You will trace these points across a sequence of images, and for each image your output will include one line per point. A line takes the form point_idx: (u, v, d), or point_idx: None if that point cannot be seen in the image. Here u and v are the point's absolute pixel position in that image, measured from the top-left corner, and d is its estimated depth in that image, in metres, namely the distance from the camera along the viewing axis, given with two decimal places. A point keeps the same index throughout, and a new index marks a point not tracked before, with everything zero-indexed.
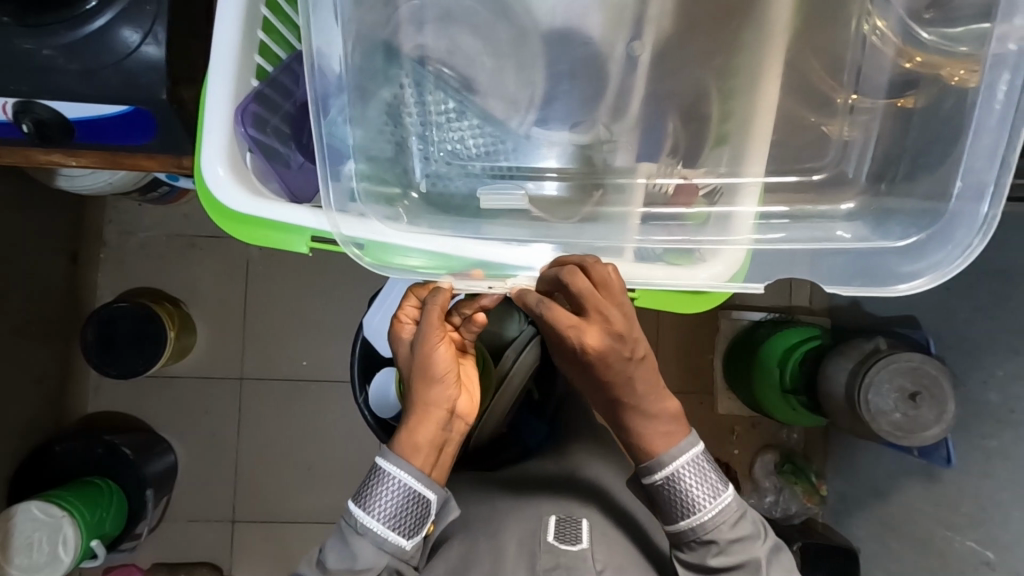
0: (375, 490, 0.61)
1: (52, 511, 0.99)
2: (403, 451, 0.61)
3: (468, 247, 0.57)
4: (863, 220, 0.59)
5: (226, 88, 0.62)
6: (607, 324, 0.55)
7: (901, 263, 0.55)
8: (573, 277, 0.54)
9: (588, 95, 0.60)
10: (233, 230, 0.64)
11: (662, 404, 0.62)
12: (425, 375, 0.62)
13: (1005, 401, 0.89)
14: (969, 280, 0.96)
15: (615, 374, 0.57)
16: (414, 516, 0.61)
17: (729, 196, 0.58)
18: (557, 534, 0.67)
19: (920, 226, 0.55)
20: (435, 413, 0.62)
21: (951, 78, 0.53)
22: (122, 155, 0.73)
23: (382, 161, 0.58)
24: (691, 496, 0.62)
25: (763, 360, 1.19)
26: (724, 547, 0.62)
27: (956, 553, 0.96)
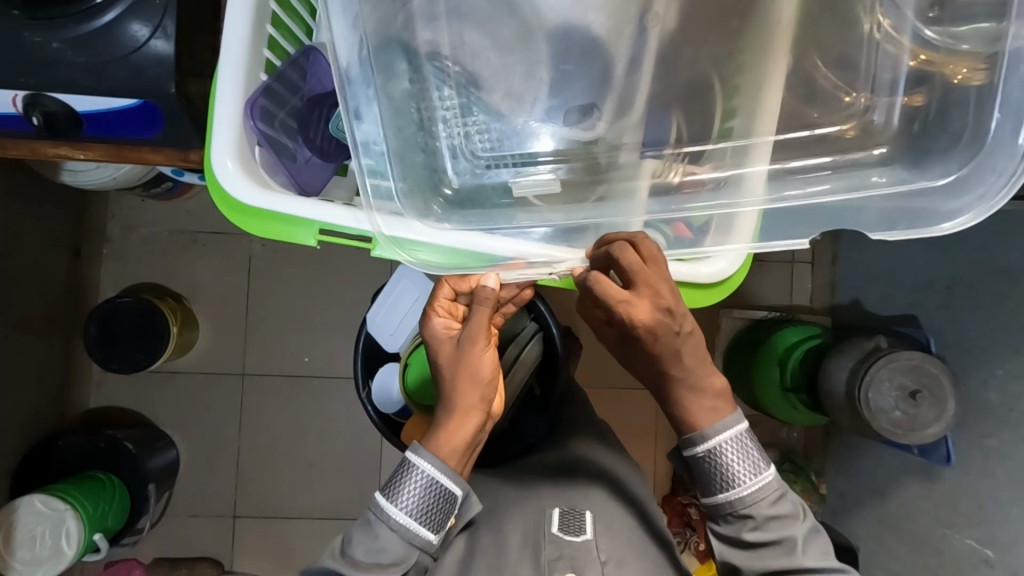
0: (403, 483, 0.62)
1: (55, 505, 1.00)
2: (437, 445, 0.63)
3: (492, 242, 0.61)
4: (901, 164, 0.58)
5: (235, 83, 0.62)
6: (657, 298, 0.57)
7: (946, 200, 0.55)
8: (624, 252, 0.57)
9: (595, 94, 0.61)
10: (244, 223, 0.65)
11: (708, 378, 0.63)
12: (468, 372, 0.64)
13: (1005, 400, 0.89)
14: (969, 279, 0.96)
15: (662, 349, 0.59)
16: (440, 511, 0.63)
17: (734, 188, 0.59)
18: (561, 526, 0.67)
19: (962, 160, 0.54)
20: (473, 408, 0.64)
21: (955, 76, 0.54)
22: (128, 149, 0.74)
23: (400, 155, 0.58)
24: (732, 470, 0.62)
25: (762, 358, 1.20)
26: (761, 523, 0.63)
27: (955, 551, 0.96)
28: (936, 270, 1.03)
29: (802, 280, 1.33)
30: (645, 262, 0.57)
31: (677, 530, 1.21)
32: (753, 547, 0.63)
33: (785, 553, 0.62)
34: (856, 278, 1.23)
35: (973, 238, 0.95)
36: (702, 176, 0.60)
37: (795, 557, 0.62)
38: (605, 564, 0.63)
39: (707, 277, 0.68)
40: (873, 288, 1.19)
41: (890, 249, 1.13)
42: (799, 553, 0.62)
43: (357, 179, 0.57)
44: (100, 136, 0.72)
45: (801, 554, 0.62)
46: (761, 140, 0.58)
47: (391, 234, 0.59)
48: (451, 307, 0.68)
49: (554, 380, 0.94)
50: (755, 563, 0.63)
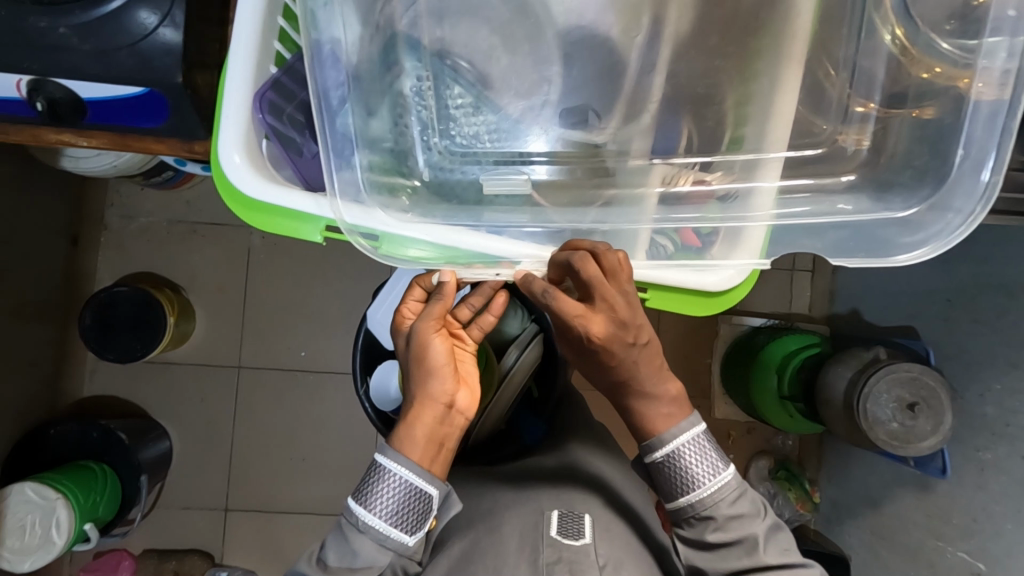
0: (376, 487, 0.60)
1: (46, 494, 0.98)
2: (401, 443, 0.61)
3: (480, 239, 0.59)
4: (863, 192, 0.59)
5: (242, 74, 0.62)
6: (612, 311, 0.57)
7: (903, 234, 0.56)
8: (584, 264, 0.55)
9: (607, 98, 0.60)
10: (249, 218, 0.64)
11: (664, 386, 0.63)
12: (426, 363, 0.62)
13: (1002, 414, 0.89)
14: (970, 293, 0.97)
15: (621, 361, 0.59)
16: (413, 512, 0.61)
17: (743, 201, 0.58)
18: (560, 528, 0.68)
19: (919, 197, 0.56)
20: (433, 400, 0.61)
21: (966, 89, 0.52)
22: (132, 138, 0.73)
23: (397, 152, 0.59)
24: (692, 472, 0.62)
25: (759, 366, 1.20)
26: (722, 523, 0.62)
27: (946, 564, 0.97)
28: (936, 283, 1.03)
29: (802, 288, 1.33)
30: (604, 274, 0.56)
31: None
32: (714, 549, 0.63)
33: (747, 552, 0.62)
34: (856, 288, 1.23)
35: (975, 252, 0.95)
36: (714, 187, 0.59)
37: (756, 556, 0.62)
38: (602, 568, 0.64)
39: (714, 285, 0.67)
40: (872, 299, 1.19)
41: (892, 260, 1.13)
42: (769, 560, 0.62)
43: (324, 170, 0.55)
44: (103, 125, 0.71)
45: (762, 551, 0.62)
46: (772, 155, 0.59)
47: (356, 224, 0.56)
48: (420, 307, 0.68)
49: (552, 381, 0.94)
50: (718, 565, 0.63)
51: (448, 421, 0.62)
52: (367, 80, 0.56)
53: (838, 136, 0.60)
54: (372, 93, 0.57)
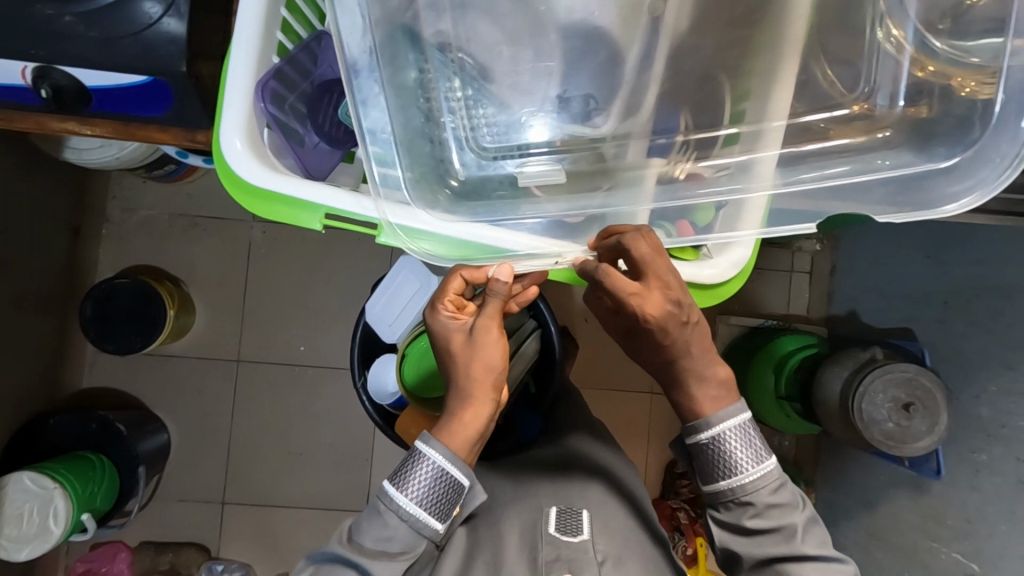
0: (411, 472, 0.61)
1: (43, 483, 0.99)
2: (448, 435, 0.61)
3: (499, 234, 0.62)
4: (905, 147, 0.57)
5: (246, 63, 0.62)
6: (666, 290, 0.58)
7: (950, 183, 0.55)
8: (637, 243, 0.57)
9: (608, 92, 0.60)
10: (252, 206, 0.64)
11: (712, 368, 0.63)
12: (475, 354, 0.62)
13: (997, 415, 0.90)
14: (965, 295, 0.97)
15: (673, 341, 0.60)
16: (448, 500, 0.62)
17: (740, 180, 0.59)
18: (559, 526, 0.67)
19: (965, 144, 0.54)
20: (482, 389, 0.62)
21: (962, 89, 0.54)
22: (135, 127, 0.74)
23: (408, 145, 0.59)
24: (735, 458, 0.62)
25: (759, 362, 1.21)
26: (761, 510, 0.63)
27: (940, 565, 0.97)
28: (932, 285, 1.04)
29: (800, 289, 1.34)
30: (655, 254, 0.58)
31: (666, 533, 1.21)
32: (752, 534, 0.63)
33: (785, 540, 0.62)
34: (854, 289, 1.24)
35: (970, 254, 0.96)
36: (709, 178, 0.59)
37: (793, 545, 0.62)
38: (602, 565, 0.64)
39: (708, 278, 0.68)
40: (869, 300, 1.19)
41: (890, 262, 1.13)
42: (795, 542, 0.62)
43: (364, 166, 0.58)
44: (106, 113, 0.72)
45: (799, 540, 0.62)
46: (767, 155, 0.59)
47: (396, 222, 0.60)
48: (457, 299, 0.67)
49: (550, 379, 0.94)
50: (754, 550, 0.63)
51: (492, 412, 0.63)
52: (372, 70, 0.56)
53: (831, 132, 0.60)
54: (387, 83, 0.57)
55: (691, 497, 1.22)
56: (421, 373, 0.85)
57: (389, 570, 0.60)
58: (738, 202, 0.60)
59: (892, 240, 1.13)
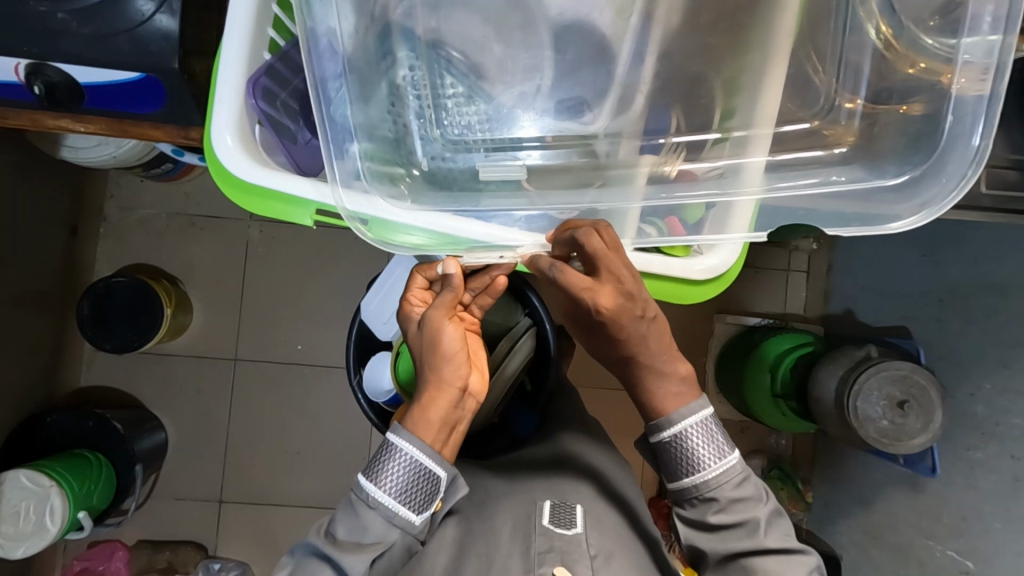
0: (386, 463, 0.60)
1: (40, 481, 0.99)
2: (415, 426, 0.61)
3: (464, 224, 0.62)
4: (857, 164, 0.59)
5: (236, 59, 0.62)
6: (618, 284, 0.57)
7: (897, 202, 0.56)
8: (588, 238, 0.57)
9: (599, 89, 0.60)
10: (247, 203, 0.65)
11: (674, 365, 0.62)
12: (435, 344, 0.62)
13: (992, 413, 0.90)
14: (960, 293, 0.97)
15: (628, 336, 0.59)
16: (422, 492, 0.61)
17: (730, 180, 0.59)
18: (553, 519, 0.68)
19: (914, 162, 0.56)
20: (443, 378, 0.62)
21: (952, 86, 0.52)
22: (129, 123, 0.74)
23: (392, 143, 0.59)
24: (697, 455, 0.62)
25: (753, 365, 1.21)
26: (725, 505, 0.63)
27: (936, 562, 0.97)
28: (928, 284, 1.04)
29: (797, 288, 1.34)
30: (608, 248, 0.57)
31: (663, 531, 1.21)
32: (716, 529, 0.63)
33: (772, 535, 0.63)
34: (850, 288, 1.24)
35: (966, 252, 0.96)
36: (699, 179, 0.59)
37: (757, 538, 0.62)
38: (594, 559, 0.64)
39: (698, 275, 0.69)
40: (866, 299, 1.19)
41: (886, 261, 1.13)
42: (760, 536, 0.62)
43: (326, 160, 0.56)
44: (101, 109, 0.72)
45: (763, 534, 0.62)
46: (756, 158, 0.59)
47: (357, 211, 0.57)
48: (425, 294, 0.69)
49: (545, 376, 0.94)
50: (718, 546, 0.63)
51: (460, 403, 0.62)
52: (359, 68, 0.57)
53: (826, 132, 0.60)
54: (358, 84, 0.57)
55: None
56: (415, 368, 0.86)
57: (359, 563, 0.59)
58: (726, 203, 0.60)
59: (888, 239, 1.13)
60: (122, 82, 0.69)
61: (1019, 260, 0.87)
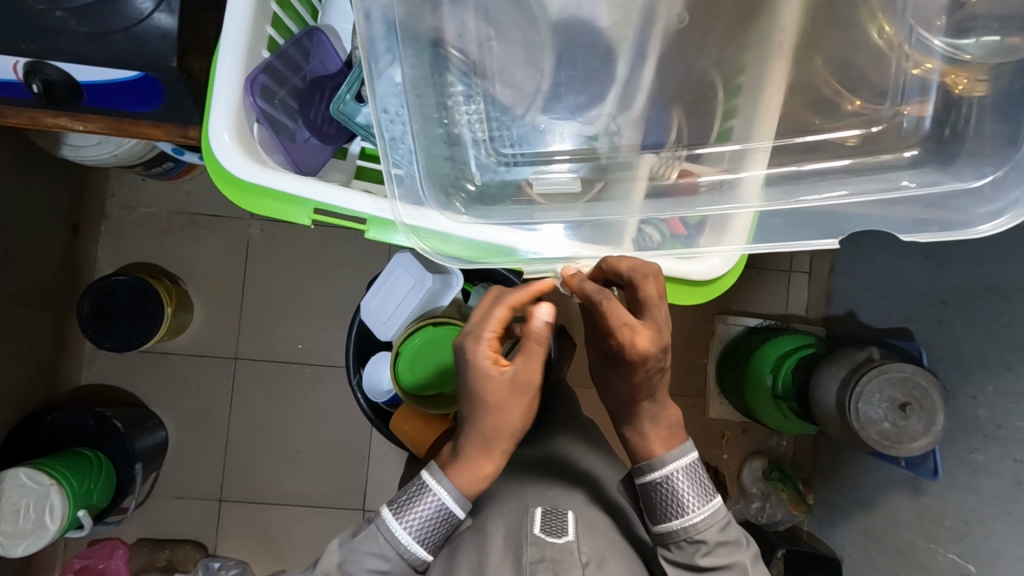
0: (414, 505, 0.63)
1: (40, 479, 0.99)
2: (457, 474, 0.63)
3: (515, 237, 0.61)
4: (930, 166, 0.57)
5: (235, 56, 0.62)
6: (656, 332, 0.56)
7: (979, 204, 0.55)
8: (644, 281, 0.57)
9: (597, 88, 0.60)
10: (240, 200, 0.65)
11: (664, 413, 0.63)
12: (509, 406, 0.61)
13: (994, 416, 0.89)
14: (962, 295, 0.97)
15: (643, 381, 0.59)
16: (443, 535, 0.65)
17: (728, 193, 0.58)
18: (544, 526, 0.67)
19: (996, 162, 0.54)
20: (504, 437, 0.63)
21: (955, 86, 0.55)
22: (128, 123, 0.74)
23: (428, 144, 0.59)
24: (684, 497, 0.62)
25: (755, 365, 1.20)
26: (712, 548, 0.62)
27: (937, 566, 0.97)
28: (930, 285, 1.04)
29: (798, 289, 1.35)
30: (656, 295, 0.58)
31: None
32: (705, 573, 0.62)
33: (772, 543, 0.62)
34: (851, 290, 1.23)
35: (968, 253, 0.96)
36: (701, 191, 0.59)
37: None
38: (586, 566, 0.64)
39: (699, 275, 0.68)
40: (868, 300, 1.19)
41: (887, 261, 1.13)
42: None
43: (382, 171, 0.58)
44: (99, 108, 0.72)
45: None
46: (760, 145, 0.58)
47: (414, 224, 0.59)
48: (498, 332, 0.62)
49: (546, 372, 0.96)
50: None
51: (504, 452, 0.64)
52: (400, 53, 0.56)
53: (826, 130, 0.59)
54: (408, 47, 0.56)
55: None
56: (415, 374, 0.84)
57: None
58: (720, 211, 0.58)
59: (891, 240, 1.13)
60: (121, 80, 0.69)
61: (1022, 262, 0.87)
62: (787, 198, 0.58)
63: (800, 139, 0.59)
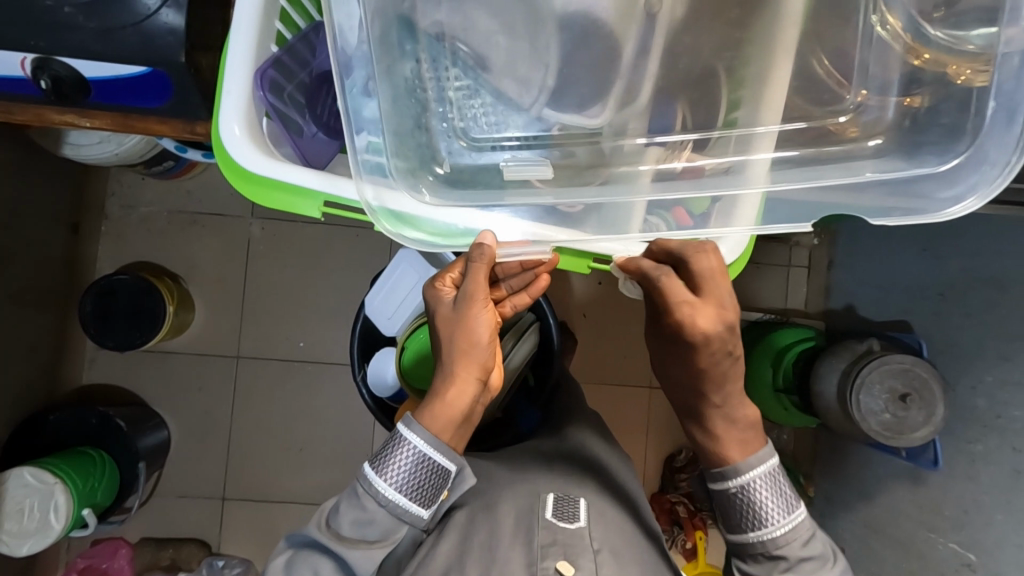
0: (393, 455, 0.61)
1: (43, 478, 0.99)
2: (429, 419, 0.61)
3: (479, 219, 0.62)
4: (896, 154, 0.58)
5: (247, 46, 0.63)
6: (719, 310, 0.63)
7: (942, 188, 0.55)
8: (697, 256, 0.64)
9: (600, 80, 0.59)
10: (248, 192, 0.64)
11: (742, 409, 0.67)
12: (465, 326, 0.62)
13: (993, 406, 0.90)
14: (960, 287, 0.98)
15: (712, 364, 0.64)
16: (429, 486, 0.62)
17: (732, 180, 0.58)
18: (556, 511, 0.69)
19: (958, 149, 0.54)
20: (468, 372, 0.61)
21: (957, 77, 0.54)
22: (134, 119, 0.75)
23: (404, 132, 0.57)
24: (764, 509, 0.64)
25: (757, 357, 1.21)
26: (793, 565, 0.64)
27: (938, 555, 0.98)
28: (928, 278, 1.05)
29: (797, 284, 1.36)
30: (704, 273, 0.64)
31: (665, 527, 1.25)
32: None
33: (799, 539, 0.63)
34: (850, 284, 1.24)
35: (965, 245, 0.97)
36: (707, 174, 0.59)
37: None
38: (596, 553, 0.65)
39: None
40: (867, 293, 1.20)
41: (886, 255, 1.14)
42: None
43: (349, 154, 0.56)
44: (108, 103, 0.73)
45: None
46: (765, 129, 0.59)
47: (380, 204, 0.58)
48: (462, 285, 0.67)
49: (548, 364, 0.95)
50: None
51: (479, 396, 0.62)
52: (377, 52, 0.55)
53: (831, 125, 0.60)
54: (385, 50, 0.55)
55: (689, 492, 1.27)
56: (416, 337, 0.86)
57: (368, 557, 0.61)
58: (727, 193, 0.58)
59: (888, 234, 1.14)
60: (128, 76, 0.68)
61: (1019, 253, 0.88)
62: (796, 177, 0.57)
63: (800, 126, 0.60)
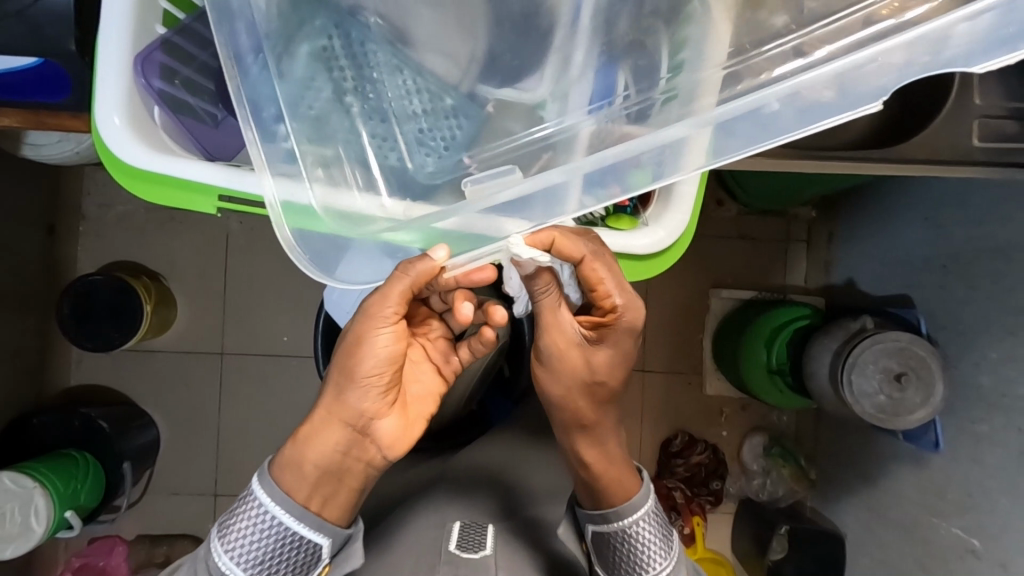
0: (237, 522, 0.58)
1: (23, 483, 0.99)
2: (286, 466, 0.58)
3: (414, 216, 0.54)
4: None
5: (122, 34, 0.60)
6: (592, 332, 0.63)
7: None
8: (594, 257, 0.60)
9: (531, 47, 0.55)
10: (131, 186, 0.61)
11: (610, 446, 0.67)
12: (355, 365, 0.58)
13: (997, 384, 0.85)
14: (964, 258, 0.91)
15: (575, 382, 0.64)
16: (276, 561, 0.58)
17: (671, 151, 0.48)
18: (459, 541, 0.66)
19: None
20: (341, 419, 0.58)
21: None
22: (45, 115, 0.72)
23: (322, 121, 0.54)
24: (643, 555, 0.65)
25: (749, 336, 1.15)
26: None
27: (941, 541, 0.93)
28: (930, 248, 0.98)
29: (796, 260, 1.30)
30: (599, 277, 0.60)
31: (662, 513, 1.23)
32: None
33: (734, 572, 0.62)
34: (852, 257, 1.18)
35: (970, 213, 0.90)
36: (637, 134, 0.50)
37: None
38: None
39: (643, 249, 0.64)
40: (869, 268, 1.13)
41: (888, 226, 1.07)
42: None
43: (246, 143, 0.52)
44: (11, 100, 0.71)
45: None
46: (711, 72, 0.51)
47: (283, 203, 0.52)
48: None
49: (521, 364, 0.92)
50: None
51: (349, 448, 0.59)
52: (274, 34, 0.54)
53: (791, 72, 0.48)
54: (287, 37, 0.55)
55: (687, 477, 1.24)
56: None
57: None
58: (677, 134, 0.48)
59: (890, 202, 1.07)
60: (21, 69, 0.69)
61: None
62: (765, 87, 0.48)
63: (765, 74, 0.50)
